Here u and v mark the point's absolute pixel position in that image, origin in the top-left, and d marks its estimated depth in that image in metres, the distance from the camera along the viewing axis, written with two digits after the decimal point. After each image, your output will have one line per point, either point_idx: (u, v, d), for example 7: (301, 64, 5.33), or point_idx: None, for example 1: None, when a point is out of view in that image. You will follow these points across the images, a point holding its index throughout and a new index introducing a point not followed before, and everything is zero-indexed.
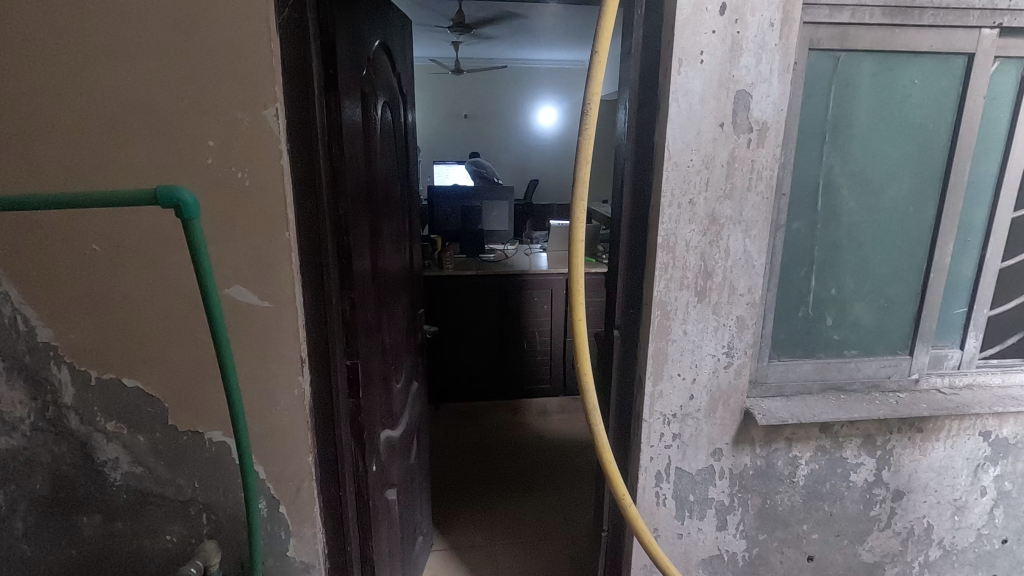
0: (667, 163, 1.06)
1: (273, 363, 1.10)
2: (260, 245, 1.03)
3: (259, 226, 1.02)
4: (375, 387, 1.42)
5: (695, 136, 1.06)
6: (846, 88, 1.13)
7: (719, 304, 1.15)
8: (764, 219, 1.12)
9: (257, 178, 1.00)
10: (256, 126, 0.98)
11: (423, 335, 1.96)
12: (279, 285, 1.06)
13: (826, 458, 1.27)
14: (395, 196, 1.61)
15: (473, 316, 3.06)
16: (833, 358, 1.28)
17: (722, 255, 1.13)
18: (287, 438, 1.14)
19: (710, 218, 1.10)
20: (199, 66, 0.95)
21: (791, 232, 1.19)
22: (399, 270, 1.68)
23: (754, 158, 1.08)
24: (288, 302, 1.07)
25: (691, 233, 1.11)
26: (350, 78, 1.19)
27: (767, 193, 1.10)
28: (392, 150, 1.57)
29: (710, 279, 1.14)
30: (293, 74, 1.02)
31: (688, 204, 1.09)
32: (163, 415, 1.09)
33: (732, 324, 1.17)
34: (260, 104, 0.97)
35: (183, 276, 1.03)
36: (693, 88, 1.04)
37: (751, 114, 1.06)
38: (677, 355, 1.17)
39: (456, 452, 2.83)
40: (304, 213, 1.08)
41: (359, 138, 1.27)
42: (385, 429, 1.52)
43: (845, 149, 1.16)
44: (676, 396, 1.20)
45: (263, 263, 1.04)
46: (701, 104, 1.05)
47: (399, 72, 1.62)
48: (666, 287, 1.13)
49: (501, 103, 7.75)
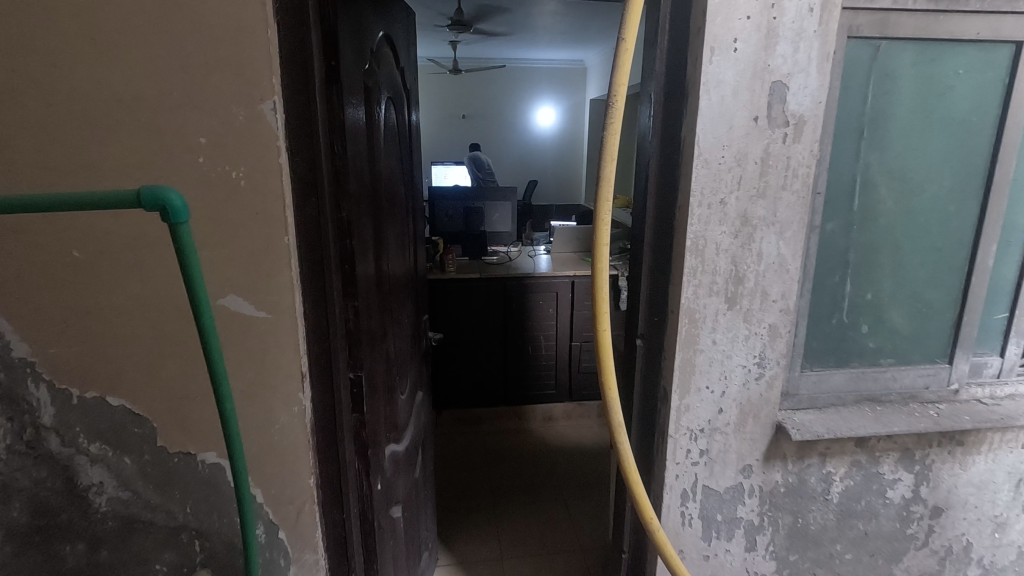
0: (697, 160, 0.99)
1: (271, 378, 1.01)
2: (257, 251, 0.95)
3: (256, 231, 0.94)
4: (380, 400, 1.34)
5: (726, 131, 0.98)
6: (886, 80, 1.05)
7: (751, 311, 1.08)
8: (800, 220, 1.04)
9: (253, 178, 0.92)
10: (252, 122, 0.89)
11: (427, 342, 1.87)
12: (277, 294, 0.97)
13: (861, 474, 1.20)
14: (399, 197, 1.53)
15: (475, 321, 2.97)
16: (868, 368, 1.20)
17: (754, 258, 1.05)
18: (284, 460, 1.05)
19: (742, 219, 1.03)
20: (189, 55, 0.86)
21: (826, 233, 1.11)
22: (404, 275, 1.60)
23: (790, 154, 1.01)
24: (287, 312, 0.98)
25: (722, 236, 1.03)
26: (352, 71, 1.11)
27: (803, 191, 1.03)
28: (396, 149, 1.49)
29: (741, 284, 1.06)
30: (292, 65, 0.94)
31: (719, 204, 1.01)
32: (152, 436, 1.02)
33: (764, 332, 1.09)
34: (257, 96, 0.89)
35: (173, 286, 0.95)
36: (725, 79, 0.96)
37: (788, 106, 0.98)
38: (706, 366, 1.09)
39: (460, 462, 2.75)
40: (303, 215, 0.99)
41: (362, 137, 1.19)
42: (390, 443, 1.44)
43: (885, 144, 1.08)
44: (704, 410, 1.12)
45: (261, 271, 0.96)
46: (734, 96, 0.97)
47: (403, 67, 1.54)
48: (695, 293, 1.05)
49: (499, 103, 7.69)
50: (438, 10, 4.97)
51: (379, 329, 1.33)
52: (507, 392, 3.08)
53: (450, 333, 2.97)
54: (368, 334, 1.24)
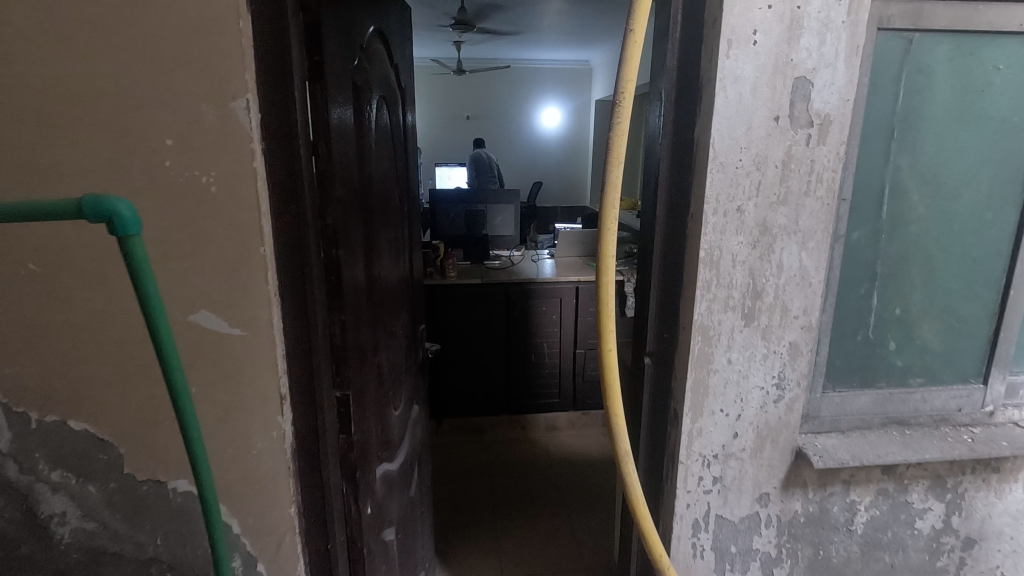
0: (712, 164, 0.90)
1: (247, 401, 0.93)
2: (230, 263, 0.87)
3: (229, 241, 0.86)
4: (370, 418, 1.26)
5: (744, 132, 0.89)
6: (919, 76, 0.96)
7: (769, 328, 0.99)
8: (824, 229, 0.95)
9: (225, 184, 0.84)
10: (223, 123, 0.81)
11: (424, 353, 1.79)
12: (253, 310, 0.89)
13: (888, 503, 1.11)
14: (393, 202, 1.45)
15: (477, 327, 2.89)
16: (896, 388, 1.11)
17: (774, 271, 0.96)
18: (263, 488, 0.97)
19: (761, 228, 0.94)
20: (151, 48, 0.78)
21: (851, 243, 1.02)
22: (399, 284, 1.52)
23: (814, 157, 0.92)
24: (264, 329, 0.90)
25: (739, 246, 0.94)
26: (338, 68, 1.03)
27: (828, 198, 0.94)
28: (389, 151, 1.41)
29: (759, 299, 0.97)
30: (270, 60, 0.86)
31: (735, 212, 0.93)
32: (118, 463, 0.93)
33: (784, 350, 1.01)
34: (228, 94, 0.81)
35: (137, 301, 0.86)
36: (744, 74, 0.87)
37: (812, 105, 0.90)
38: (720, 387, 1.01)
39: (460, 473, 2.67)
40: (283, 224, 0.91)
41: (350, 138, 1.11)
42: (382, 463, 1.36)
43: (917, 146, 0.99)
44: (718, 435, 1.03)
45: (235, 284, 0.88)
46: (753, 93, 0.88)
47: (397, 65, 1.46)
48: (709, 309, 0.97)
49: (504, 104, 7.62)
50: (442, 9, 4.89)
51: (370, 342, 1.25)
52: (509, 401, 3.00)
53: (451, 339, 2.89)
54: (357, 349, 1.16)
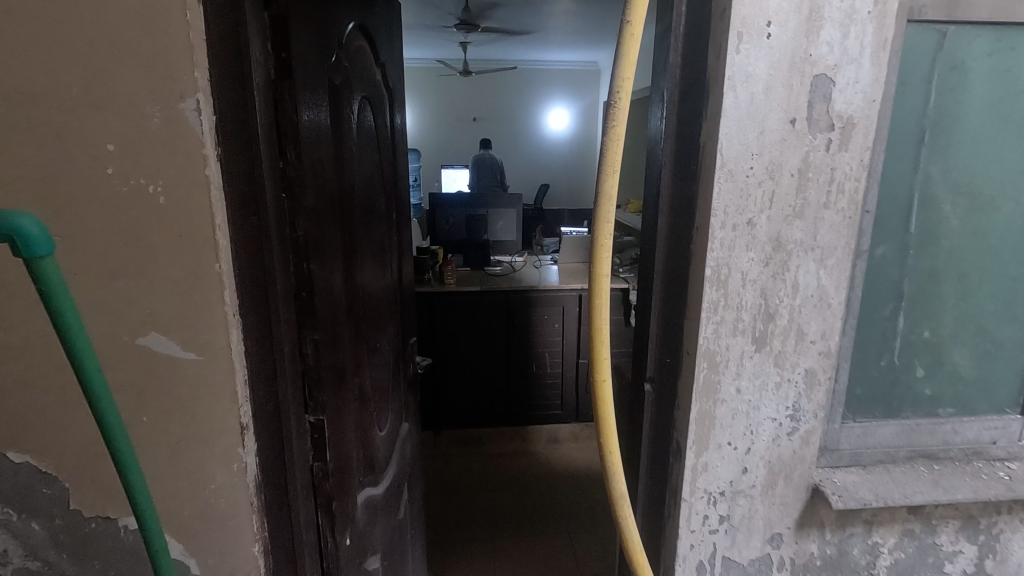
0: (720, 172, 0.80)
1: (204, 431, 0.84)
2: (182, 281, 0.79)
3: (181, 258, 0.78)
4: (349, 442, 1.18)
5: (756, 136, 0.80)
6: (954, 74, 0.86)
7: (783, 354, 0.89)
8: (845, 244, 0.85)
9: (175, 195, 0.75)
10: (171, 126, 0.73)
11: (414, 367, 1.71)
12: (209, 332, 0.81)
13: (914, 546, 1.00)
14: (378, 209, 1.36)
15: (476, 336, 2.80)
16: (923, 419, 1.01)
17: (788, 291, 0.86)
18: (223, 526, 0.89)
19: (775, 243, 0.84)
20: (89, 42, 0.70)
21: (875, 259, 0.92)
22: (385, 295, 1.44)
23: (834, 165, 0.82)
24: (221, 353, 0.82)
25: (750, 263, 0.85)
26: (311, 66, 0.95)
27: (850, 210, 0.84)
28: (374, 155, 1.33)
29: (771, 321, 0.87)
30: (227, 57, 0.77)
31: (746, 226, 0.83)
32: (63, 497, 0.85)
33: (799, 378, 0.91)
34: (177, 94, 0.72)
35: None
36: (757, 72, 0.78)
37: (833, 106, 0.80)
38: (727, 418, 0.91)
39: (457, 487, 2.60)
40: (245, 237, 0.83)
41: (326, 142, 1.03)
42: (364, 487, 1.28)
43: (951, 151, 0.89)
44: (725, 470, 0.93)
45: (188, 304, 0.79)
46: (766, 92, 0.78)
47: (384, 63, 1.38)
48: (716, 332, 0.87)
49: (511, 105, 7.54)
50: (447, 9, 4.83)
51: (349, 360, 1.17)
52: (509, 411, 2.91)
53: (449, 348, 2.80)
54: (332, 368, 1.08)
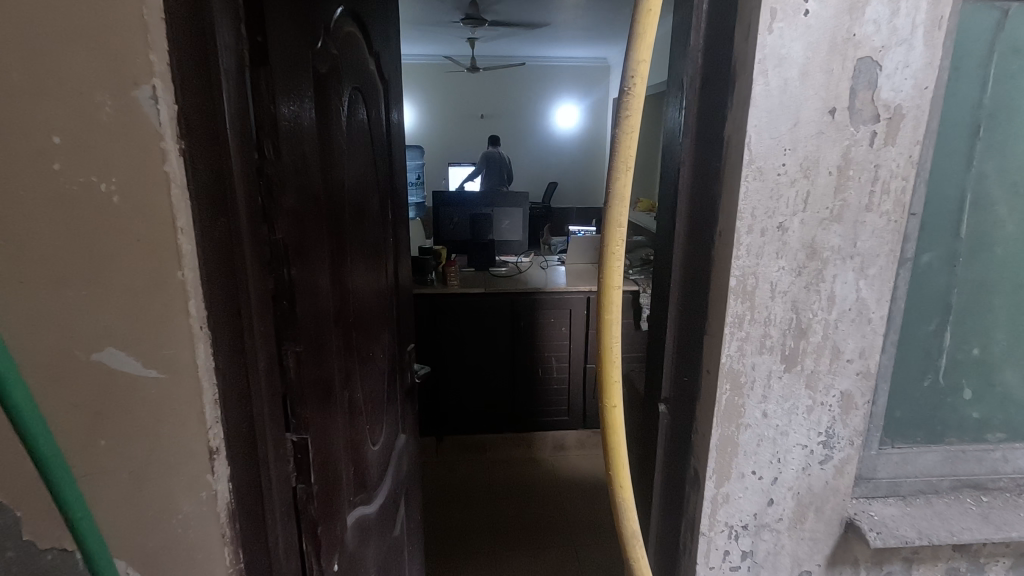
0: (747, 170, 0.71)
1: (169, 456, 0.76)
2: (140, 290, 0.70)
3: (138, 264, 0.69)
4: (339, 459, 1.10)
5: (789, 129, 0.70)
6: (1014, 58, 0.76)
7: (816, 374, 0.79)
8: (889, 252, 0.75)
9: (130, 194, 0.67)
10: (125, 116, 0.65)
11: (412, 376, 1.63)
12: (172, 347, 0.72)
13: None
14: (371, 209, 1.28)
15: (480, 339, 2.72)
16: (969, 445, 0.90)
17: (823, 303, 0.76)
18: (190, 559, 0.80)
19: (808, 250, 0.74)
20: (27, 19, 0.61)
21: (920, 267, 0.82)
22: (380, 300, 1.36)
23: (878, 161, 0.72)
24: (186, 369, 0.73)
25: (780, 274, 0.75)
26: (289, 54, 0.87)
27: (895, 212, 0.74)
28: (367, 152, 1.25)
29: (803, 338, 0.78)
30: (191, 40, 0.69)
31: (776, 230, 0.73)
32: (14, 529, 0.76)
33: (834, 402, 0.81)
34: (130, 81, 0.64)
35: (19, 335, 0.69)
36: (792, 55, 0.68)
37: (879, 94, 0.70)
38: (751, 445, 0.81)
39: (459, 494, 2.52)
40: (218, 244, 0.75)
41: (310, 137, 0.95)
42: (357, 506, 1.20)
43: (1009, 146, 0.79)
44: (749, 502, 0.84)
45: (149, 316, 0.71)
46: (802, 78, 0.69)
47: (376, 52, 1.30)
48: (740, 350, 0.77)
49: (519, 102, 7.45)
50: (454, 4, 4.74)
51: (339, 371, 1.09)
52: (514, 417, 2.83)
53: (451, 352, 2.72)
54: (317, 382, 1.00)
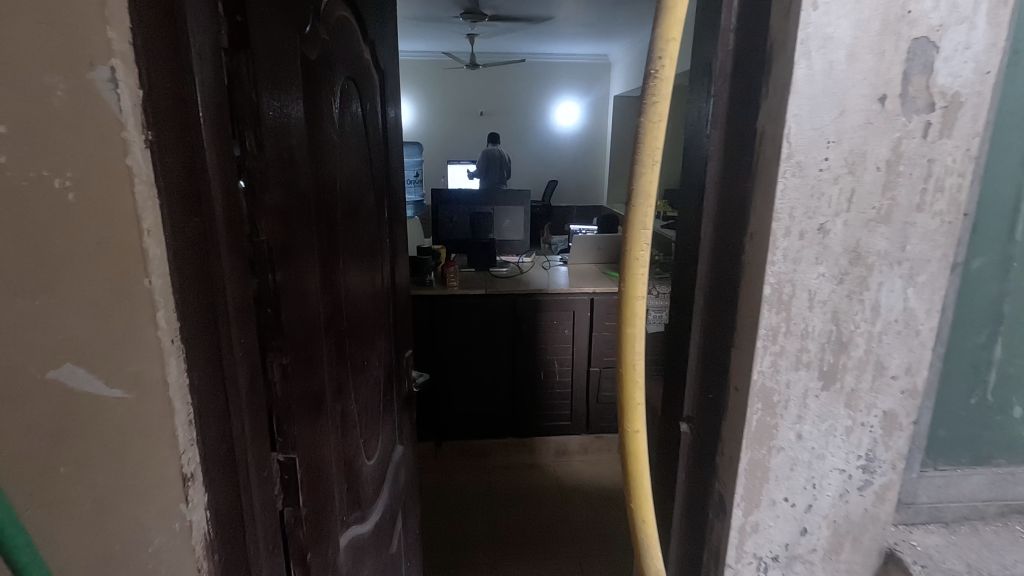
0: (786, 165, 0.63)
1: (140, 485, 0.67)
2: (102, 301, 0.61)
3: (99, 271, 0.61)
4: (332, 478, 1.04)
5: (833, 119, 0.62)
6: None
7: (856, 392, 0.72)
8: (940, 257, 0.68)
9: (88, 192, 0.58)
10: (81, 103, 0.56)
11: (410, 385, 1.55)
12: (139, 364, 0.65)
13: None
14: (366, 208, 1.21)
15: (481, 342, 2.64)
16: (1016, 468, 0.83)
17: (866, 314, 0.69)
18: None
19: (852, 255, 0.67)
20: None
21: (971, 274, 0.74)
22: (376, 305, 1.28)
23: (931, 155, 0.64)
24: (155, 388, 0.66)
25: (820, 281, 0.67)
26: (274, 39, 0.79)
27: (948, 213, 0.66)
28: (362, 147, 1.17)
29: (844, 353, 0.70)
30: (159, 18, 0.61)
31: (817, 232, 0.65)
32: None
33: (875, 423, 0.73)
34: (86, 62, 0.56)
35: None
36: (839, 34, 0.60)
37: (934, 80, 0.62)
38: (784, 469, 0.74)
39: (459, 503, 2.45)
40: (193, 250, 0.68)
41: (298, 130, 0.87)
42: (351, 526, 1.13)
43: None
44: (780, 532, 0.76)
45: (111, 329, 0.63)
46: (850, 61, 0.61)
47: (372, 41, 1.22)
48: (774, 366, 0.70)
49: (519, 100, 7.37)
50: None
51: (332, 384, 1.02)
52: (516, 422, 2.75)
53: (450, 355, 2.64)
54: (308, 396, 0.93)
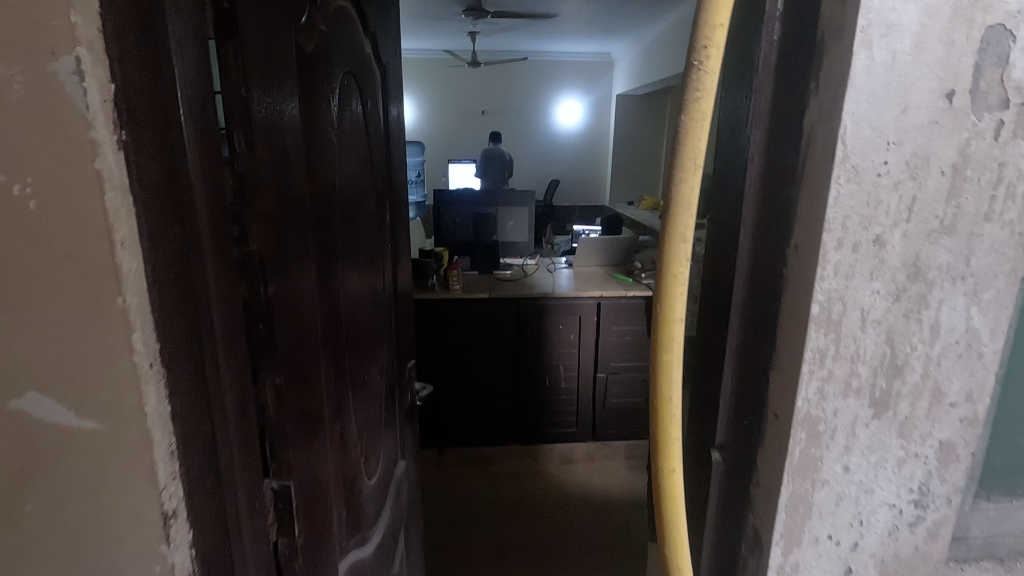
0: (841, 169, 0.56)
1: (112, 525, 0.60)
2: (70, 321, 0.55)
3: (67, 289, 0.54)
4: (332, 503, 0.97)
5: (895, 117, 0.55)
6: None
7: (910, 421, 0.65)
8: (1008, 272, 0.61)
9: (51, 200, 0.52)
10: (42, 97, 0.49)
11: (413, 396, 1.48)
12: (112, 392, 0.57)
13: None
14: (367, 211, 1.14)
15: (484, 346, 2.57)
16: None
17: (924, 335, 0.62)
18: None
19: (910, 270, 0.60)
20: None
21: None
22: (377, 314, 1.21)
23: (1002, 158, 0.57)
24: (132, 419, 0.59)
25: (874, 298, 0.60)
26: (266, 28, 0.72)
27: (1019, 223, 0.59)
28: (362, 146, 1.10)
29: (898, 377, 0.63)
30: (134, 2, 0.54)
31: (872, 244, 0.58)
32: None
33: (930, 454, 0.66)
34: (48, 51, 0.49)
35: None
36: (904, 21, 0.53)
37: (1008, 73, 0.55)
38: (829, 505, 0.67)
39: (461, 514, 2.39)
40: (174, 264, 0.61)
41: (293, 128, 0.80)
42: (351, 552, 1.06)
43: None
44: (822, 572, 0.69)
45: (80, 353, 0.56)
46: (916, 51, 0.54)
47: (373, 34, 1.15)
48: (820, 393, 0.63)
49: (521, 99, 7.30)
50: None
51: (330, 402, 0.95)
52: (520, 429, 2.68)
53: (453, 360, 2.58)
54: (304, 417, 0.86)
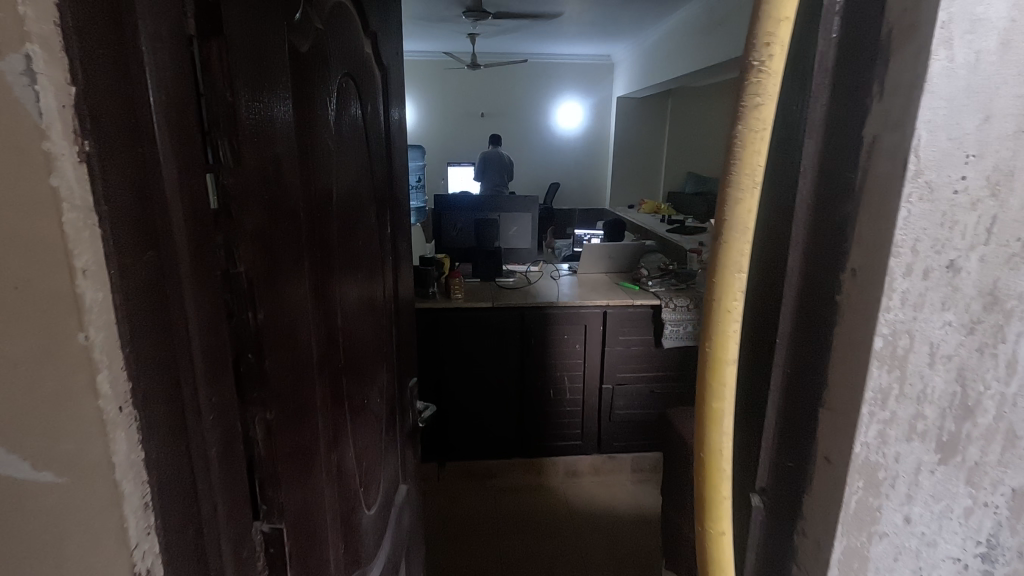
0: (914, 186, 0.49)
1: None
2: (24, 362, 0.47)
3: (19, 325, 0.46)
4: (328, 541, 0.90)
5: (976, 126, 0.48)
6: None
7: (980, 467, 0.57)
8: None
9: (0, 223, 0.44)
10: None
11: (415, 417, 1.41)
12: (75, 441, 0.50)
13: None
14: (366, 223, 1.06)
15: (486, 357, 2.50)
16: None
17: (1000, 372, 0.54)
18: None
19: (986, 300, 0.52)
20: None
21: None
22: (377, 332, 1.14)
23: None
24: (98, 471, 0.51)
25: (944, 331, 0.53)
26: (256, 25, 0.65)
27: None
28: (361, 153, 1.03)
29: (968, 419, 0.56)
30: None
31: (946, 270, 0.51)
32: None
33: (1001, 504, 0.59)
34: None
35: None
36: (988, 17, 0.46)
37: None
38: (887, 560, 0.59)
39: (464, 531, 2.33)
40: (148, 290, 0.53)
41: (287, 136, 0.73)
42: None
43: None
44: None
45: (34, 398, 0.48)
46: (1000, 52, 0.47)
47: (374, 34, 1.09)
48: (881, 437, 0.55)
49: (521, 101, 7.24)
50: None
51: (326, 432, 0.88)
52: (523, 442, 2.61)
53: (454, 372, 2.50)
54: (298, 451, 0.79)
